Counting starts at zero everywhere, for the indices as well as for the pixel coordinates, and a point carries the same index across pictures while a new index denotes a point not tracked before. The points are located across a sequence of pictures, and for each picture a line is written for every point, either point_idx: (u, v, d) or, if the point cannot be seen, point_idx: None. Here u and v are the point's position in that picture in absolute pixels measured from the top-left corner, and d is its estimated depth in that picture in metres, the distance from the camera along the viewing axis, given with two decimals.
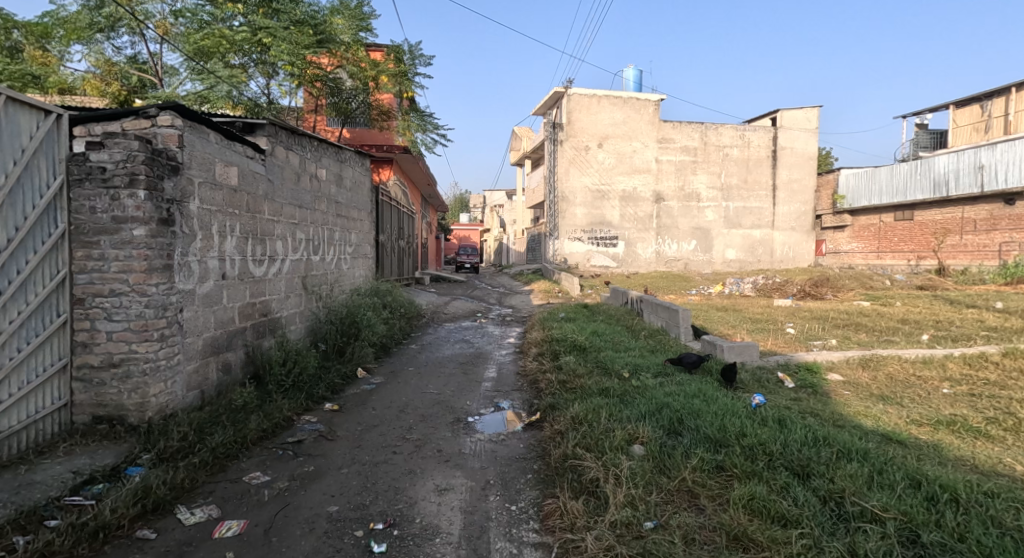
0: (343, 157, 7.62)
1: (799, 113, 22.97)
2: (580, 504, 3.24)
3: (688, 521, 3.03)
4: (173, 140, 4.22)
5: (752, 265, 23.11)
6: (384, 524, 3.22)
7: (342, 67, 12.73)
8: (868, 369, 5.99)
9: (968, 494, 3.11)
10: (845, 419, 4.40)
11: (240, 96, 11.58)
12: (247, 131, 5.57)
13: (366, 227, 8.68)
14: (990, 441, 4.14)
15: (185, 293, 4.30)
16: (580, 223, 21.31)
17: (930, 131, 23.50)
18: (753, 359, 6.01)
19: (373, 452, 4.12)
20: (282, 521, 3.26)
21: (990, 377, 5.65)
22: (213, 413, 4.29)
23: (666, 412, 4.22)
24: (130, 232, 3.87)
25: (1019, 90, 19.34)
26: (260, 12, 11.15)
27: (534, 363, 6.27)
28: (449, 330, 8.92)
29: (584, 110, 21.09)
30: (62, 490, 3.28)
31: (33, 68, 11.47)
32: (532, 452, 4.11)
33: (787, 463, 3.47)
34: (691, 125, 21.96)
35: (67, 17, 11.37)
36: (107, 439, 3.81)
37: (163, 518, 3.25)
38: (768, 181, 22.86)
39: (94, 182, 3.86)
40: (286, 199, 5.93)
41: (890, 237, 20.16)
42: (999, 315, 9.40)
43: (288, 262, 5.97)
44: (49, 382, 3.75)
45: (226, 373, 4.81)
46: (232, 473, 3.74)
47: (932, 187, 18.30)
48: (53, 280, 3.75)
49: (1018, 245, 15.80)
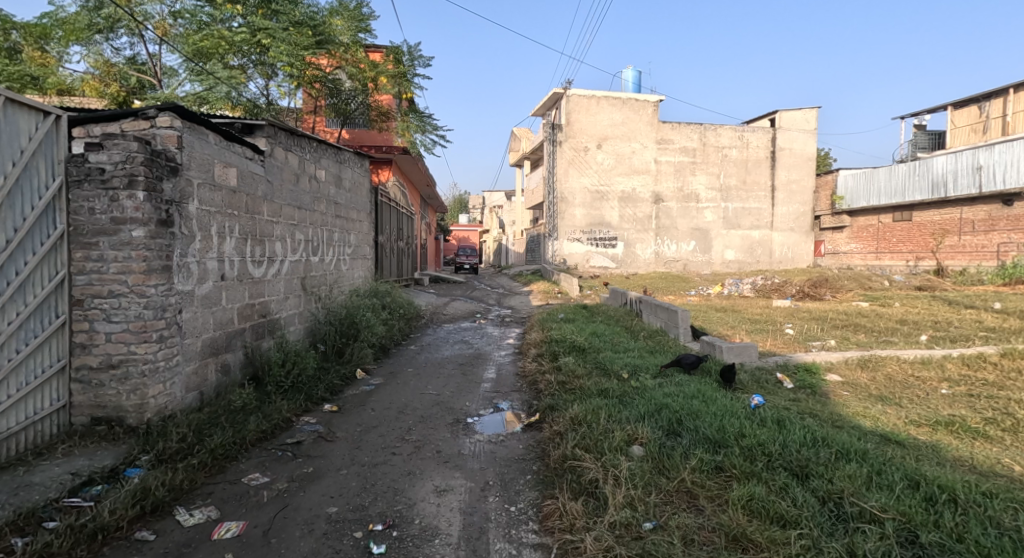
0: (343, 158, 7.64)
1: (797, 114, 23.01)
2: (579, 505, 3.25)
3: (687, 522, 3.03)
4: (172, 141, 4.22)
5: (751, 266, 23.14)
6: (383, 525, 3.22)
7: (341, 68, 12.75)
8: (867, 369, 6.01)
9: (966, 494, 3.12)
10: (844, 420, 4.41)
11: (239, 97, 11.58)
12: (247, 132, 5.57)
13: (366, 228, 8.70)
14: (989, 441, 4.15)
15: (184, 294, 4.30)
16: (579, 224, 21.34)
17: (929, 131, 23.54)
18: (752, 360, 6.02)
19: (373, 452, 4.13)
20: (281, 522, 3.26)
21: (989, 377, 5.66)
22: (212, 414, 4.29)
23: (665, 412, 4.22)
24: (130, 233, 3.87)
25: (1017, 91, 19.38)
26: (259, 13, 11.16)
27: (533, 364, 6.28)
28: (449, 331, 8.92)
29: (583, 110, 21.11)
30: (61, 492, 3.28)
31: (32, 69, 11.47)
32: (531, 452, 4.12)
33: (787, 463, 3.47)
34: (690, 126, 21.99)
35: (66, 18, 11.36)
36: (106, 440, 3.81)
37: (162, 519, 3.24)
38: (767, 182, 22.90)
39: (94, 184, 3.86)
40: (285, 200, 5.93)
41: (889, 238, 20.18)
42: (997, 316, 9.42)
43: (288, 262, 5.97)
44: (49, 383, 3.75)
45: (225, 374, 4.81)
46: (231, 474, 3.74)
47: (930, 187, 18.32)
48: (52, 281, 3.75)
49: (1016, 246, 15.83)
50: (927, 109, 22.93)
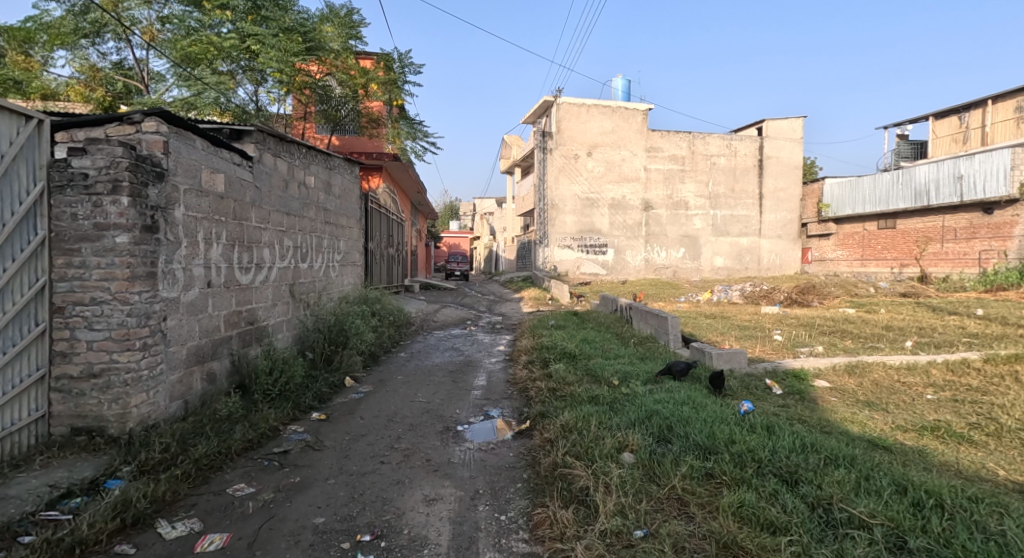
0: (332, 164, 7.59)
1: (784, 123, 23.25)
2: (570, 513, 3.21)
3: (678, 530, 3.01)
4: (159, 146, 4.17)
5: (740, 273, 23.27)
6: (371, 536, 3.16)
7: (331, 75, 12.69)
8: (854, 376, 6.02)
9: (953, 499, 3.12)
10: (832, 426, 4.41)
11: (228, 103, 11.38)
12: (235, 138, 5.50)
13: (355, 235, 8.63)
14: (974, 446, 4.18)
15: (169, 301, 4.22)
16: (570, 231, 21.39)
17: (912, 141, 23.84)
18: (742, 366, 5.99)
19: (361, 462, 4.07)
20: (266, 534, 3.19)
21: (973, 383, 5.71)
22: (196, 424, 4.19)
23: (656, 419, 4.20)
24: (113, 238, 3.81)
25: (996, 101, 19.75)
26: (248, 18, 11.06)
27: (524, 371, 6.24)
28: (439, 338, 8.87)
29: (573, 118, 21.23)
30: (38, 505, 3.20)
31: (15, 73, 11.28)
32: (521, 461, 4.08)
33: (776, 470, 3.46)
34: (678, 134, 22.15)
35: (51, 22, 11.22)
36: (86, 451, 3.74)
37: (143, 532, 3.17)
38: (755, 190, 23.09)
39: (76, 189, 3.79)
40: (274, 206, 5.88)
41: (874, 245, 20.34)
42: (979, 322, 9.49)
43: (275, 269, 5.90)
44: (27, 393, 3.67)
45: (212, 382, 4.74)
46: (215, 485, 3.67)
47: (914, 196, 18.49)
48: (31, 289, 3.67)
49: (997, 253, 16.01)
50: (910, 119, 23.27)
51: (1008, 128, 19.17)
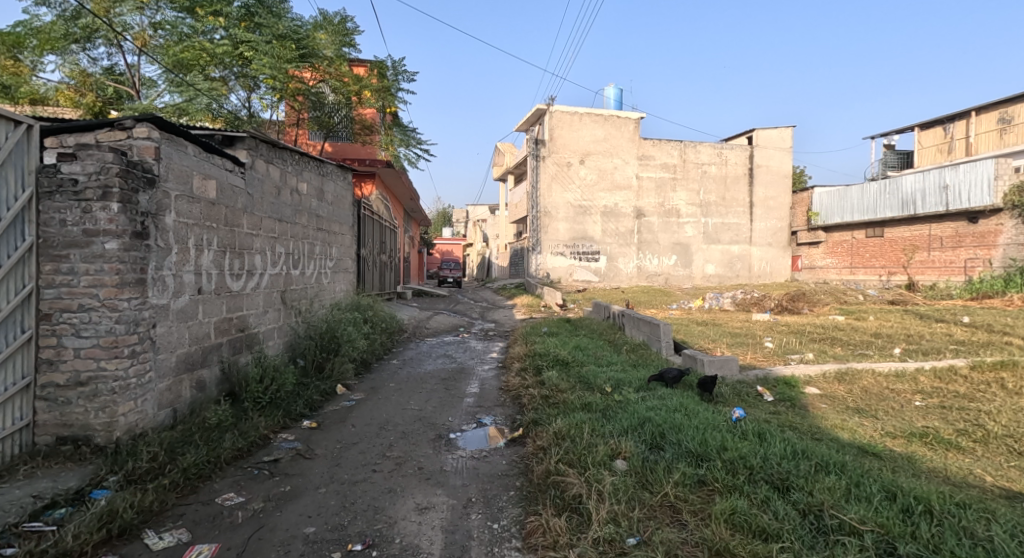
0: (325, 171, 7.56)
1: (774, 132, 23.50)
2: (563, 521, 3.19)
3: (670, 537, 2.99)
4: (150, 152, 4.14)
5: (731, 280, 23.38)
6: (362, 545, 3.13)
7: (325, 81, 12.62)
8: (844, 383, 6.04)
9: (942, 505, 3.13)
10: (822, 432, 4.42)
11: (220, 109, 11.40)
12: (226, 144, 5.45)
13: (348, 242, 8.63)
14: (961, 452, 4.20)
15: (159, 307, 4.19)
16: (562, 238, 21.45)
17: (898, 150, 24.12)
18: (732, 373, 6.02)
19: (352, 470, 4.03)
20: (255, 544, 3.15)
21: (959, 390, 5.76)
22: (185, 432, 4.14)
23: (648, 426, 4.20)
24: (102, 245, 3.77)
25: (980, 112, 20.05)
26: (241, 25, 11.16)
27: (517, 379, 6.20)
28: (432, 345, 8.82)
29: (565, 126, 21.36)
30: (21, 516, 3.14)
31: (4, 79, 11.18)
32: (514, 469, 4.06)
33: (767, 477, 3.46)
34: (669, 142, 22.31)
35: (41, 27, 11.08)
36: (71, 461, 3.68)
37: (129, 543, 3.12)
38: (746, 198, 23.24)
39: (65, 195, 3.77)
40: (266, 212, 5.84)
41: (863, 253, 20.46)
42: (966, 329, 9.58)
43: (266, 276, 5.85)
44: (11, 401, 3.61)
45: (200, 390, 4.68)
46: (203, 495, 3.62)
47: (900, 205, 18.67)
48: (18, 295, 3.62)
49: (982, 262, 16.16)
50: (897, 129, 23.57)
51: (992, 138, 19.44)
